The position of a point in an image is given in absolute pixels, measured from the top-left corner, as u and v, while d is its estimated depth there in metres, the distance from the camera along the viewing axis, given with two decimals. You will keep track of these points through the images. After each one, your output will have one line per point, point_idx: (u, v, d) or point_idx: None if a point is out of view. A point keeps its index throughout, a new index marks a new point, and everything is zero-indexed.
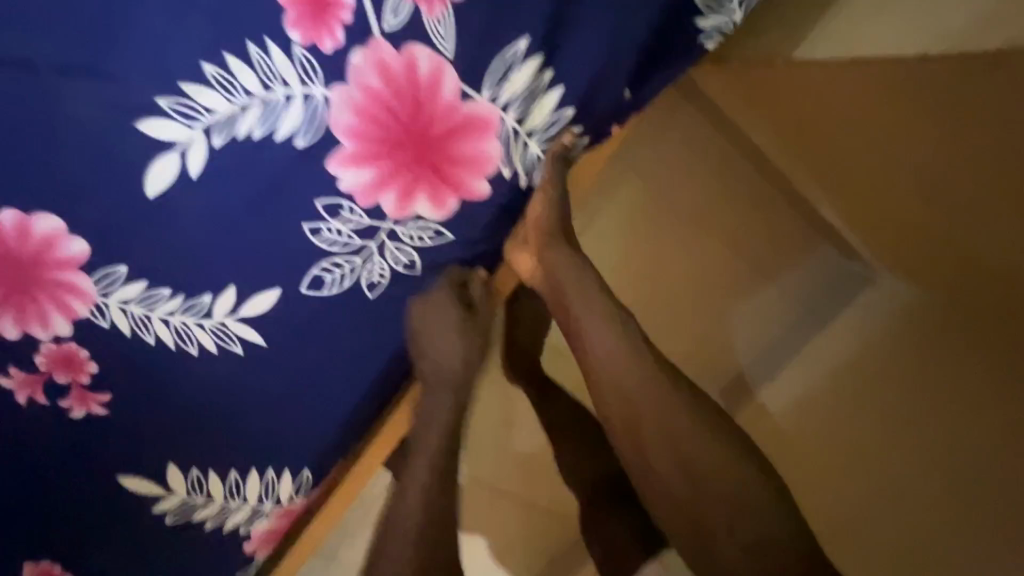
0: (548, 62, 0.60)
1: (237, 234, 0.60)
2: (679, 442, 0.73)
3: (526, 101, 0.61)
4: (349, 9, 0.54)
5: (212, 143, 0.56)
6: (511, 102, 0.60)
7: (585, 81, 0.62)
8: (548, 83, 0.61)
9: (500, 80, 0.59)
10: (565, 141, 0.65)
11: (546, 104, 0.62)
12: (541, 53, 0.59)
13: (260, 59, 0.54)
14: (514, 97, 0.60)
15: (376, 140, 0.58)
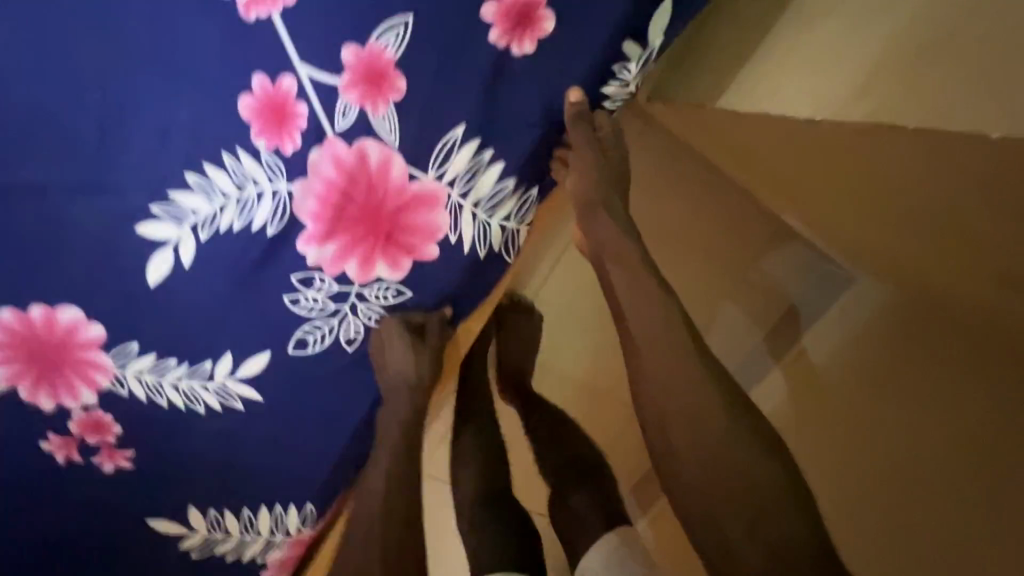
0: (486, 143, 0.70)
1: (229, 308, 0.69)
2: (692, 416, 0.68)
3: (470, 176, 0.70)
4: (304, 116, 0.63)
5: (199, 237, 0.65)
6: (455, 179, 0.69)
7: (519, 154, 0.72)
8: (489, 159, 0.71)
9: (442, 162, 0.68)
10: (509, 205, 0.74)
11: (489, 177, 0.71)
12: (478, 136, 0.69)
13: (233, 166, 0.63)
14: (457, 174, 0.69)
15: (336, 220, 0.66)
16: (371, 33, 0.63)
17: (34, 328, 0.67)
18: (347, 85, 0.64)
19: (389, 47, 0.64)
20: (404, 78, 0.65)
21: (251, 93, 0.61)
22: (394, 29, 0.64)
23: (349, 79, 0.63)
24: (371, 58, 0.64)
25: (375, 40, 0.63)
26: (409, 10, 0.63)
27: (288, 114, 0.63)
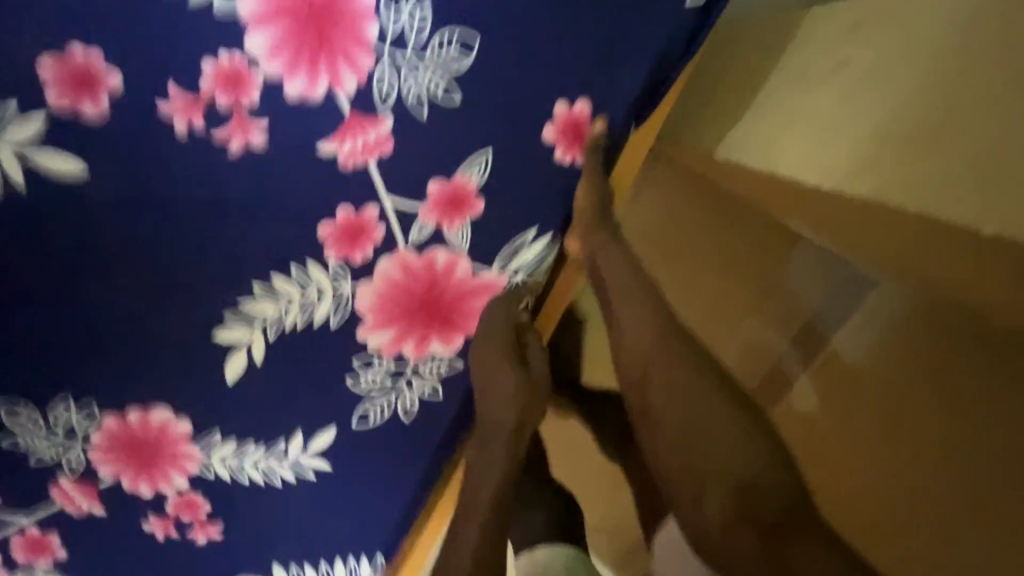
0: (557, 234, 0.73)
1: (296, 394, 0.77)
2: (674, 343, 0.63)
3: (535, 265, 0.75)
4: (382, 235, 0.68)
5: (267, 337, 0.73)
6: (518, 269, 0.74)
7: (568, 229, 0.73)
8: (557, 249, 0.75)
9: (509, 257, 0.73)
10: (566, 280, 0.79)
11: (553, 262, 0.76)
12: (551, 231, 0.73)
13: (299, 275, 0.69)
14: (522, 266, 0.74)
15: (394, 310, 0.73)
16: (456, 168, 0.66)
17: (131, 429, 0.76)
18: (428, 209, 0.68)
19: (473, 177, 0.67)
20: (483, 201, 0.69)
21: (333, 220, 0.66)
22: (477, 163, 0.67)
23: (431, 204, 0.67)
24: (455, 188, 0.67)
25: (459, 173, 0.67)
26: (489, 144, 0.66)
27: (366, 231, 0.67)
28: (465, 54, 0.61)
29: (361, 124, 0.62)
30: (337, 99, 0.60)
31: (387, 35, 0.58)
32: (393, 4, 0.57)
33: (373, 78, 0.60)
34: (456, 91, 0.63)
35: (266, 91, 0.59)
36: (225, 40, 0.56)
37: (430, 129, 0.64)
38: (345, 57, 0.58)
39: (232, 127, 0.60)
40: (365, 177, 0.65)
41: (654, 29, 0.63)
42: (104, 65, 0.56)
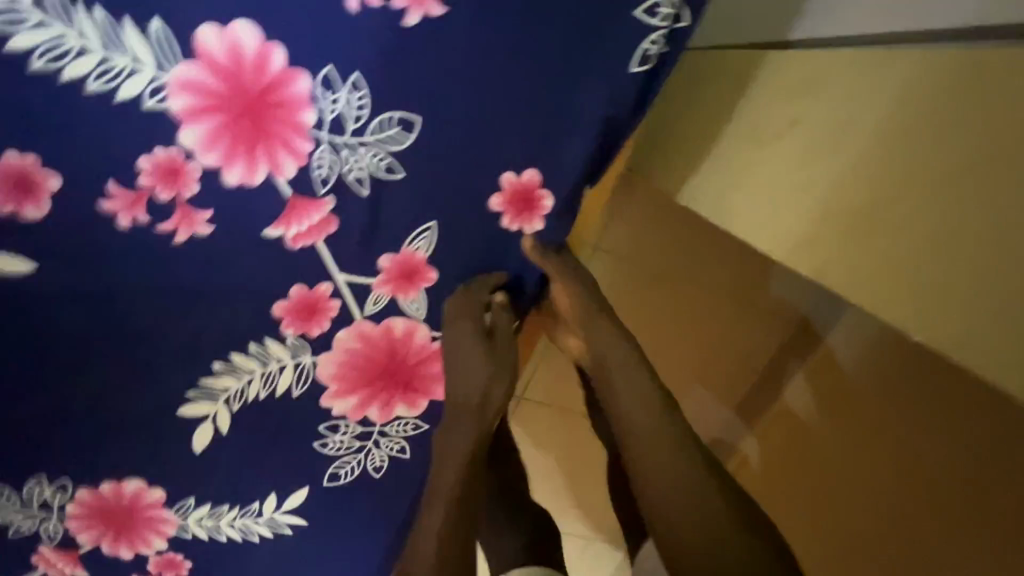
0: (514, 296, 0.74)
1: (267, 457, 0.78)
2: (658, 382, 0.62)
3: None
4: (337, 309, 0.69)
5: (232, 408, 0.73)
6: None
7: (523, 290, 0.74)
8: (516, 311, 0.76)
9: None
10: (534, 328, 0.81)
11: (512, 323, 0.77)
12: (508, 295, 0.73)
13: (259, 351, 0.70)
14: None
15: (355, 377, 0.74)
16: (404, 240, 0.67)
17: (105, 498, 0.76)
18: (381, 282, 0.69)
19: (421, 249, 0.68)
20: (436, 270, 0.70)
21: (287, 299, 0.67)
22: (422, 234, 0.67)
23: (383, 278, 0.68)
24: (405, 260, 0.68)
25: (407, 246, 0.67)
26: (433, 216, 0.66)
27: (320, 307, 0.69)
28: (404, 135, 0.61)
29: (304, 207, 0.62)
30: (277, 183, 0.61)
31: (324, 121, 0.59)
32: (328, 92, 0.58)
33: (313, 161, 0.60)
34: (397, 168, 0.63)
35: (205, 180, 0.59)
36: (160, 136, 0.56)
37: (375, 205, 0.64)
38: (282, 143, 0.59)
39: (175, 218, 0.61)
40: (313, 255, 0.65)
41: (595, 100, 0.63)
42: (41, 168, 0.56)
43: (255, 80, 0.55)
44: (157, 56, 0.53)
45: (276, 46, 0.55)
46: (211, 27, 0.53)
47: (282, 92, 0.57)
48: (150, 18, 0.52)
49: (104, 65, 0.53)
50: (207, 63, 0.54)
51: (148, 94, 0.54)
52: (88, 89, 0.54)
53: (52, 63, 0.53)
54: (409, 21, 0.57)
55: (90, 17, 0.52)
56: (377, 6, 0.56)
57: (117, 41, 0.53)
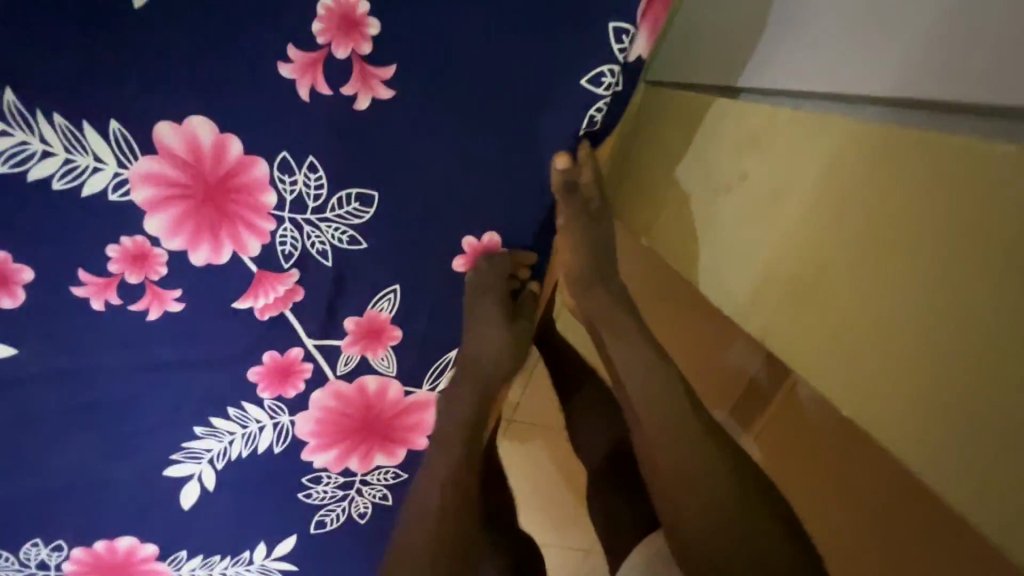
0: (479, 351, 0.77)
1: (254, 510, 0.79)
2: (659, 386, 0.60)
3: None
4: (310, 371, 0.71)
5: (216, 467, 0.75)
6: None
7: None
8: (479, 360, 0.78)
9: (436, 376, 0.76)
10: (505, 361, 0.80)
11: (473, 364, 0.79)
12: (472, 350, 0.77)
13: (238, 414, 0.72)
14: None
15: (333, 433, 0.76)
16: (368, 303, 0.69)
17: (99, 557, 0.75)
18: (349, 343, 0.71)
19: (385, 310, 0.70)
20: (400, 327, 0.72)
21: (261, 364, 0.69)
22: (386, 296, 0.69)
23: (351, 339, 0.71)
24: (371, 322, 0.70)
25: (370, 308, 0.70)
26: (396, 280, 0.69)
27: (293, 370, 0.71)
28: (364, 210, 0.64)
29: (271, 280, 0.65)
30: (241, 261, 0.63)
31: (283, 202, 0.61)
32: (286, 177, 0.60)
33: (275, 239, 0.63)
34: (358, 238, 0.65)
35: (172, 263, 0.61)
36: (125, 226, 0.58)
37: (340, 275, 0.67)
38: (245, 224, 0.61)
39: (147, 299, 0.63)
40: (283, 323, 0.68)
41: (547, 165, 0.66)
42: (13, 264, 0.58)
43: (214, 168, 0.58)
44: (118, 154, 0.56)
45: (231, 137, 0.57)
46: (168, 125, 0.56)
47: (241, 177, 0.59)
48: (109, 120, 0.54)
49: (66, 165, 0.55)
50: (166, 157, 0.56)
51: (111, 189, 0.57)
52: (53, 188, 0.56)
53: (16, 167, 0.54)
54: (360, 105, 0.60)
55: (50, 123, 0.53)
56: (327, 94, 0.58)
57: (77, 142, 0.55)
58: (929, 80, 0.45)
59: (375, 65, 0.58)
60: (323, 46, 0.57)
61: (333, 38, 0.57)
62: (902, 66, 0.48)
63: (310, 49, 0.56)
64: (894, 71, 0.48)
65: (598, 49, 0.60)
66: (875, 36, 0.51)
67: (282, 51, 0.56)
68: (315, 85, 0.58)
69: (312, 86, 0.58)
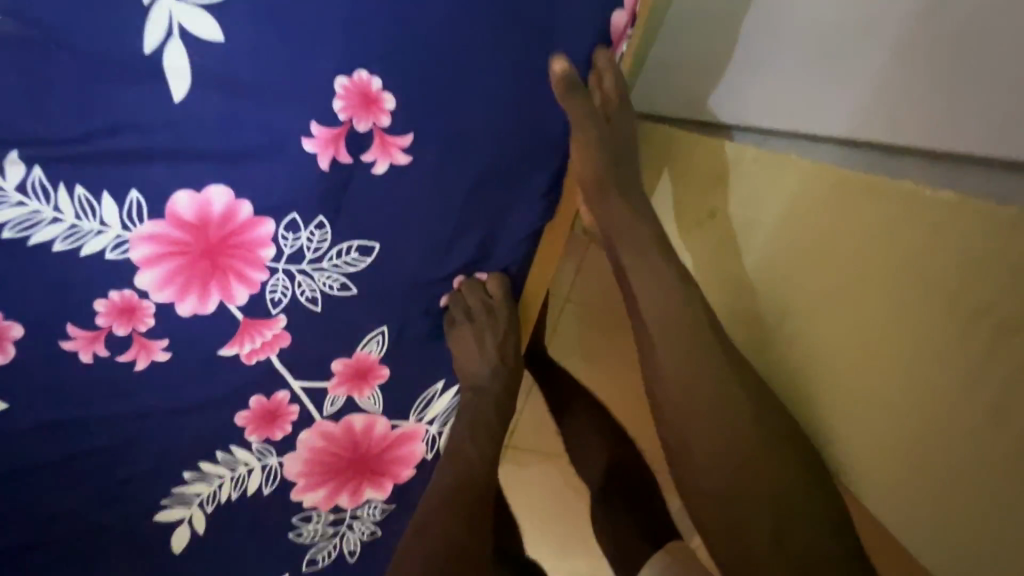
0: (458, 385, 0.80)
1: (245, 552, 0.79)
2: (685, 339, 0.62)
3: (447, 414, 0.80)
4: (297, 413, 0.72)
5: (206, 510, 0.76)
6: (433, 419, 0.79)
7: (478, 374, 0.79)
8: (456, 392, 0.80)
9: (423, 409, 0.78)
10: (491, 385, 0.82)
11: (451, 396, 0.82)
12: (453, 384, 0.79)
13: (227, 457, 0.73)
14: (436, 415, 0.79)
15: (322, 471, 0.77)
16: (355, 344, 0.71)
17: None
18: (335, 384, 0.72)
19: (373, 350, 0.72)
20: (386, 366, 0.74)
21: (248, 408, 0.71)
22: (374, 337, 0.71)
23: (337, 380, 0.72)
24: (356, 363, 0.72)
25: (357, 349, 0.71)
26: (383, 321, 0.71)
27: (280, 413, 0.72)
28: (363, 259, 0.66)
29: (257, 326, 0.66)
30: (228, 309, 0.64)
31: (283, 255, 0.63)
32: (290, 233, 0.62)
33: (265, 288, 0.64)
34: (350, 284, 0.67)
35: (159, 314, 0.63)
36: (115, 281, 0.60)
37: (326, 318, 0.68)
38: (236, 276, 0.62)
39: (134, 349, 0.64)
40: (267, 368, 0.69)
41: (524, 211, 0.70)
42: (4, 321, 0.60)
43: (220, 229, 0.60)
44: (126, 219, 0.57)
45: (243, 201, 0.59)
46: (185, 193, 0.58)
47: (244, 236, 0.60)
48: (128, 190, 0.56)
49: (73, 229, 0.57)
50: (174, 220, 0.58)
51: (110, 248, 0.58)
52: (55, 249, 0.57)
53: (19, 232, 0.56)
54: (378, 169, 0.62)
55: (69, 194, 0.55)
56: (347, 162, 0.61)
57: (90, 210, 0.56)
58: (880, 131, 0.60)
59: (394, 135, 0.61)
60: (345, 121, 0.59)
61: (355, 114, 0.59)
62: (859, 116, 0.62)
63: (333, 125, 0.58)
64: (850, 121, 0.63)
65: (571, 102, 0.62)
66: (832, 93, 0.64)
67: (305, 128, 0.58)
68: (337, 156, 0.60)
69: (334, 157, 0.60)
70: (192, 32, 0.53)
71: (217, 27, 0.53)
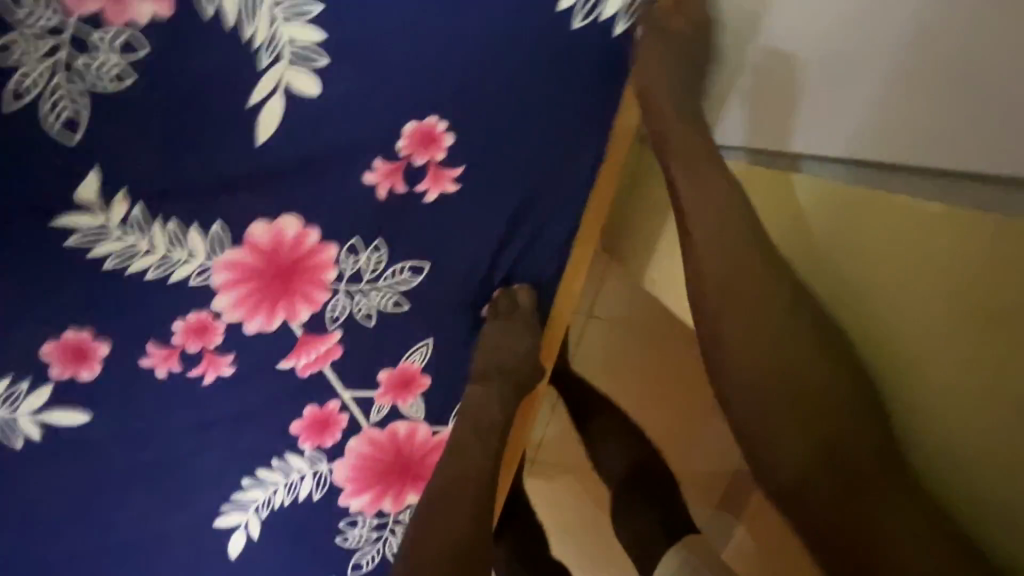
0: None
1: (295, 556, 0.85)
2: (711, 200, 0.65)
3: None
4: (347, 421, 0.79)
5: (260, 517, 0.81)
6: None
7: None
8: None
9: None
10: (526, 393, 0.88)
11: None
12: None
13: (283, 464, 0.79)
14: None
15: (368, 476, 0.83)
16: (403, 356, 0.77)
17: None
18: (383, 393, 0.78)
19: (417, 360, 0.78)
20: (430, 375, 0.80)
21: (303, 417, 0.77)
22: (421, 348, 0.78)
23: (384, 389, 0.78)
24: (403, 372, 0.78)
25: (404, 360, 0.77)
26: (430, 334, 0.77)
27: (332, 422, 0.78)
28: (414, 278, 0.73)
29: (315, 340, 0.73)
30: (292, 325, 0.71)
31: (344, 276, 0.70)
32: (351, 256, 0.69)
33: (327, 306, 0.71)
34: (403, 302, 0.74)
35: (229, 331, 0.70)
36: (195, 303, 0.68)
37: (379, 333, 0.75)
38: (302, 295, 0.70)
39: (203, 364, 0.71)
40: (323, 379, 0.75)
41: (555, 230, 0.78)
42: (93, 340, 0.67)
43: (291, 252, 0.67)
44: (209, 248, 0.66)
45: (313, 228, 0.67)
46: (260, 221, 0.65)
47: (312, 259, 0.68)
48: (211, 222, 0.64)
49: (165, 258, 0.65)
50: (251, 244, 0.66)
51: (195, 274, 0.66)
52: (149, 276, 0.66)
53: (120, 262, 0.64)
54: (429, 198, 0.69)
55: (162, 228, 0.64)
56: (403, 191, 0.68)
57: (180, 240, 0.65)
58: (880, 148, 0.61)
59: (447, 167, 0.68)
60: (404, 156, 0.66)
61: (414, 150, 0.66)
62: (863, 129, 0.62)
63: (393, 160, 0.66)
64: (856, 132, 0.63)
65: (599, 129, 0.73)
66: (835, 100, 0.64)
67: (368, 161, 0.65)
68: (394, 186, 0.67)
69: (391, 187, 0.67)
70: (292, 88, 0.60)
71: (315, 81, 0.61)
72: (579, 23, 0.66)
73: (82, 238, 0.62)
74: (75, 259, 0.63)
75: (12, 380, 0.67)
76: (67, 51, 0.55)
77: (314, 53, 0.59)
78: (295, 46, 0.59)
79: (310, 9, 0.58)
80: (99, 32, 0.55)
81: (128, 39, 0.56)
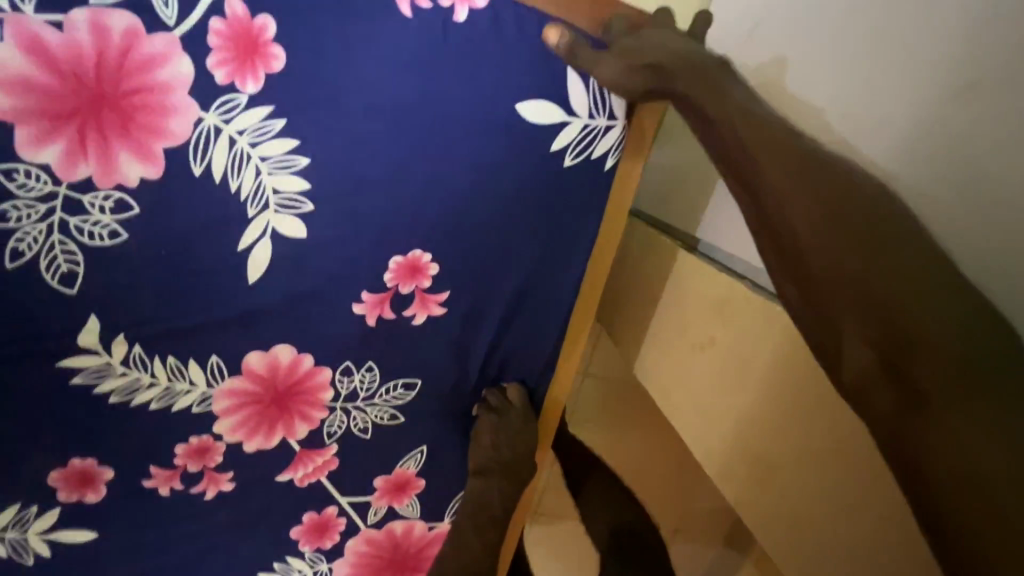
0: None
1: None
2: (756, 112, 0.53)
3: None
4: (344, 524, 0.81)
5: None
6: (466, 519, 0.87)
7: None
8: None
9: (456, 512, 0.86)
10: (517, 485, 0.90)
11: None
12: None
13: (284, 567, 0.82)
14: None
15: (367, 571, 0.85)
16: (397, 462, 0.79)
17: None
18: (378, 497, 0.80)
19: (412, 466, 0.81)
20: (423, 477, 0.82)
21: (302, 524, 0.79)
22: (415, 454, 0.80)
23: (380, 493, 0.80)
24: (398, 477, 0.80)
25: (398, 466, 0.80)
26: (423, 441, 0.79)
27: (330, 526, 0.80)
28: (406, 392, 0.75)
29: (311, 454, 0.75)
30: (289, 441, 0.73)
31: (340, 396, 0.72)
32: (345, 377, 0.72)
33: (323, 423, 0.73)
34: (397, 414, 0.76)
35: (229, 451, 0.72)
36: (197, 429, 0.70)
37: (374, 444, 0.77)
38: (298, 414, 0.72)
39: (204, 482, 0.74)
40: (320, 488, 0.78)
41: (544, 336, 0.79)
42: (99, 466, 0.70)
43: (286, 377, 0.70)
44: (209, 378, 0.68)
45: (306, 354, 0.69)
46: (255, 352, 0.68)
47: (308, 380, 0.70)
48: (209, 355, 0.67)
49: (167, 390, 0.68)
50: (247, 373, 0.68)
51: (196, 402, 0.69)
52: (152, 407, 0.68)
53: (123, 396, 0.67)
54: (418, 320, 0.71)
55: (163, 363, 0.66)
56: (391, 317, 0.70)
57: (180, 373, 0.67)
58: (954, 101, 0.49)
59: (433, 292, 0.70)
60: (390, 287, 0.68)
61: (400, 280, 0.68)
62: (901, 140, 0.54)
63: (381, 291, 0.68)
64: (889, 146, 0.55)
65: (582, 244, 0.74)
66: (876, 123, 0.57)
67: (356, 295, 0.67)
68: (383, 313, 0.69)
69: (379, 315, 0.69)
70: (280, 232, 0.63)
71: (300, 226, 0.63)
72: (570, 160, 0.68)
73: (87, 376, 0.65)
74: (80, 396, 0.65)
75: (22, 506, 0.69)
76: (61, 213, 0.57)
77: (297, 201, 0.62)
78: (280, 197, 0.61)
79: (297, 163, 0.60)
80: (91, 195, 0.57)
81: (119, 200, 0.58)
